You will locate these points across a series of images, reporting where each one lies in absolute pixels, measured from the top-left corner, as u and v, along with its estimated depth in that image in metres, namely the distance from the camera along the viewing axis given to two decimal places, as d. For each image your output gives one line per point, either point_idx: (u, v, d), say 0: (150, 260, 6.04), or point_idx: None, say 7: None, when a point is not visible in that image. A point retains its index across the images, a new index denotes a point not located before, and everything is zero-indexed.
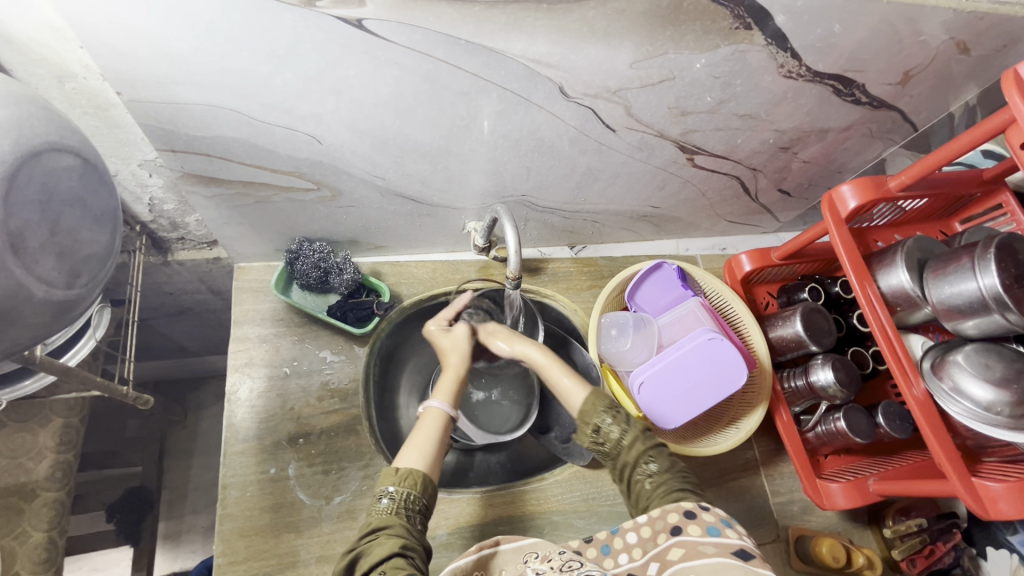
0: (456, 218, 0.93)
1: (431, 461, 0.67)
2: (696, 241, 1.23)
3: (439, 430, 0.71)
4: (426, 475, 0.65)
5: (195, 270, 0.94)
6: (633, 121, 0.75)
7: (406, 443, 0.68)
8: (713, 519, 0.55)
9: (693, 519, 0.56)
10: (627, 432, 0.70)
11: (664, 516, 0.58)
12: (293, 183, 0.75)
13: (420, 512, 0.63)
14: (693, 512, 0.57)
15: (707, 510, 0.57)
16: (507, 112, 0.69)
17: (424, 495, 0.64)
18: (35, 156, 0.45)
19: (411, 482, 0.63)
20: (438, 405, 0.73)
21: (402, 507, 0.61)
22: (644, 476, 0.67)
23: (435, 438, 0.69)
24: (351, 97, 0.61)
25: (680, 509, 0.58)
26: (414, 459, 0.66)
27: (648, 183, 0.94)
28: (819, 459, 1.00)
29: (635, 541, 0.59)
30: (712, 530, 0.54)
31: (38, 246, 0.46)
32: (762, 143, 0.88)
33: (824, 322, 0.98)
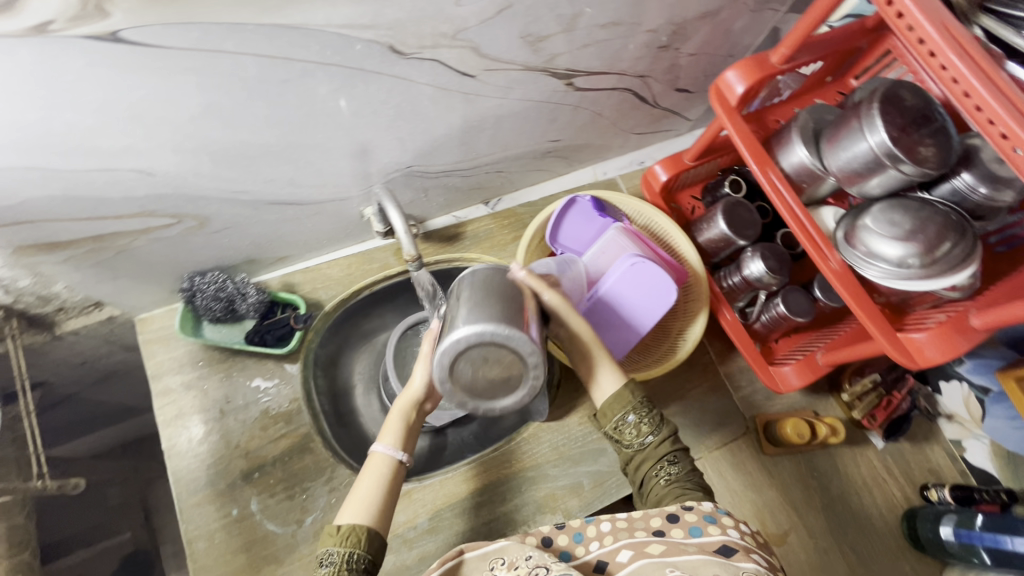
0: (347, 208, 0.87)
1: (377, 513, 0.65)
2: (612, 162, 1.19)
3: (386, 482, 0.68)
4: (370, 529, 0.63)
5: (94, 334, 0.87)
6: (489, 61, 0.69)
7: (349, 494, 0.67)
8: (696, 518, 0.58)
9: (676, 522, 0.58)
10: (654, 436, 0.71)
11: (647, 519, 0.60)
12: (148, 223, 0.68)
13: (365, 570, 0.61)
14: (676, 515, 0.59)
15: (690, 508, 0.59)
16: (346, 87, 0.62)
17: (369, 552, 0.62)
18: None
19: (353, 541, 0.62)
20: (384, 449, 0.70)
21: (343, 568, 0.60)
22: (662, 474, 0.69)
23: (384, 488, 0.67)
24: (156, 118, 0.54)
25: (662, 513, 0.60)
26: (356, 515, 0.64)
27: (538, 120, 0.88)
28: (771, 347, 1.02)
29: (608, 529, 0.60)
30: (694, 531, 0.57)
31: None
32: (639, 48, 0.82)
33: (747, 214, 0.97)
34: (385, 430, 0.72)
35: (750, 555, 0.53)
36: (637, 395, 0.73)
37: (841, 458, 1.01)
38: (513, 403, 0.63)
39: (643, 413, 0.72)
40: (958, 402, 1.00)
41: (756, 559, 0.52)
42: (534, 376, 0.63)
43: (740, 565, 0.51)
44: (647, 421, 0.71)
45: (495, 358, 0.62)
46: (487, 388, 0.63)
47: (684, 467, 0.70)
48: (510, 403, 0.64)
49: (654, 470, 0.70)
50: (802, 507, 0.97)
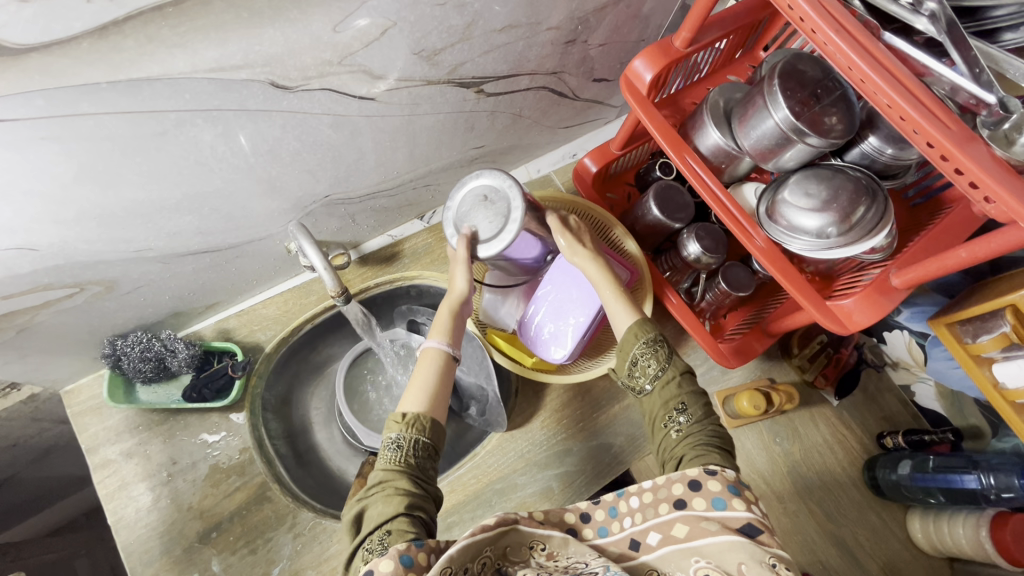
0: (269, 245, 0.83)
1: (433, 402, 0.68)
2: (544, 158, 1.17)
3: (440, 369, 0.71)
4: (431, 417, 0.66)
5: (17, 414, 0.82)
6: (387, 82, 0.66)
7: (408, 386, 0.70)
8: (719, 488, 0.57)
9: (698, 491, 0.58)
10: (660, 376, 0.71)
11: (669, 487, 0.59)
12: (46, 296, 0.64)
13: (428, 458, 0.64)
14: (698, 482, 0.58)
15: (715, 475, 0.58)
16: (235, 129, 0.59)
17: (432, 440, 0.65)
18: None
19: (419, 428, 0.65)
20: (436, 345, 0.74)
21: (408, 455, 0.63)
22: (673, 426, 0.68)
23: (435, 379, 0.70)
24: (21, 192, 0.50)
25: (684, 480, 0.59)
26: (416, 402, 0.67)
27: (455, 130, 0.86)
28: (719, 323, 1.03)
29: (637, 505, 0.60)
30: (717, 503, 0.56)
31: None
32: (545, 46, 0.81)
33: (677, 196, 0.97)
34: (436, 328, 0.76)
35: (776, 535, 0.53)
36: (643, 334, 0.72)
37: (800, 421, 1.04)
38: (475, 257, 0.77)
39: (650, 352, 0.72)
40: (901, 349, 1.03)
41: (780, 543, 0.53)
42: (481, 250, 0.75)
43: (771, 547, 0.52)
44: (655, 363, 0.71)
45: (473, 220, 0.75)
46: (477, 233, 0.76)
47: (697, 414, 0.68)
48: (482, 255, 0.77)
49: (666, 422, 0.69)
50: (769, 474, 1.00)
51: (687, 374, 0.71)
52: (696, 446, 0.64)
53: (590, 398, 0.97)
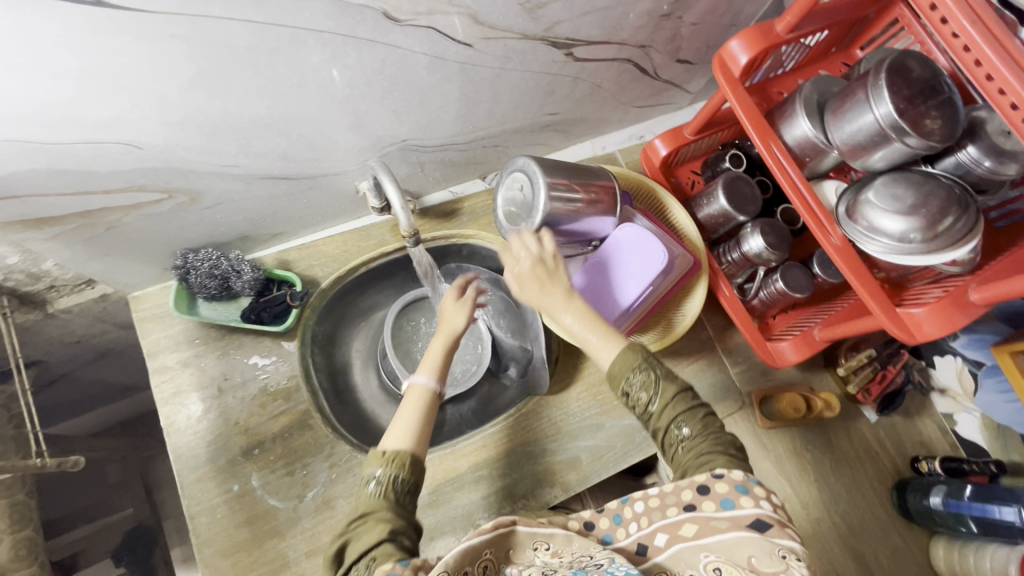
0: (341, 182, 0.84)
1: (419, 438, 0.67)
2: (611, 136, 1.17)
3: (425, 409, 0.70)
4: (412, 453, 0.65)
5: (88, 313, 0.86)
6: (487, 29, 0.66)
7: (392, 424, 0.68)
8: (727, 489, 0.57)
9: (707, 495, 0.57)
10: (656, 398, 0.68)
11: (677, 493, 0.59)
12: (138, 198, 0.66)
13: (410, 493, 0.63)
14: (706, 487, 0.58)
15: (720, 478, 0.58)
16: (339, 56, 0.60)
17: (414, 475, 0.64)
18: None
19: (399, 464, 0.63)
20: (423, 381, 0.73)
21: (390, 490, 0.62)
22: (677, 442, 0.67)
23: (419, 414, 0.69)
24: (141, 88, 0.52)
25: (692, 485, 0.59)
26: (401, 439, 0.66)
27: (535, 92, 0.86)
28: (768, 322, 1.02)
29: (643, 509, 0.61)
30: (724, 504, 0.56)
31: None
32: (641, 16, 0.80)
33: (747, 189, 0.96)
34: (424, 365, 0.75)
35: (786, 531, 0.53)
36: (631, 362, 0.68)
37: (835, 432, 1.03)
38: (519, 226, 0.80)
39: (640, 380, 0.68)
40: (951, 376, 1.01)
41: (791, 532, 0.53)
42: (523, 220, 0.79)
43: (781, 544, 0.51)
44: (644, 391, 0.68)
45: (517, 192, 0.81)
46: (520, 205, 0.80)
47: (695, 425, 0.67)
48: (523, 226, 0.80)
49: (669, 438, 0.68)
50: (796, 479, 0.99)
51: (680, 390, 0.69)
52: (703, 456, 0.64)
53: None
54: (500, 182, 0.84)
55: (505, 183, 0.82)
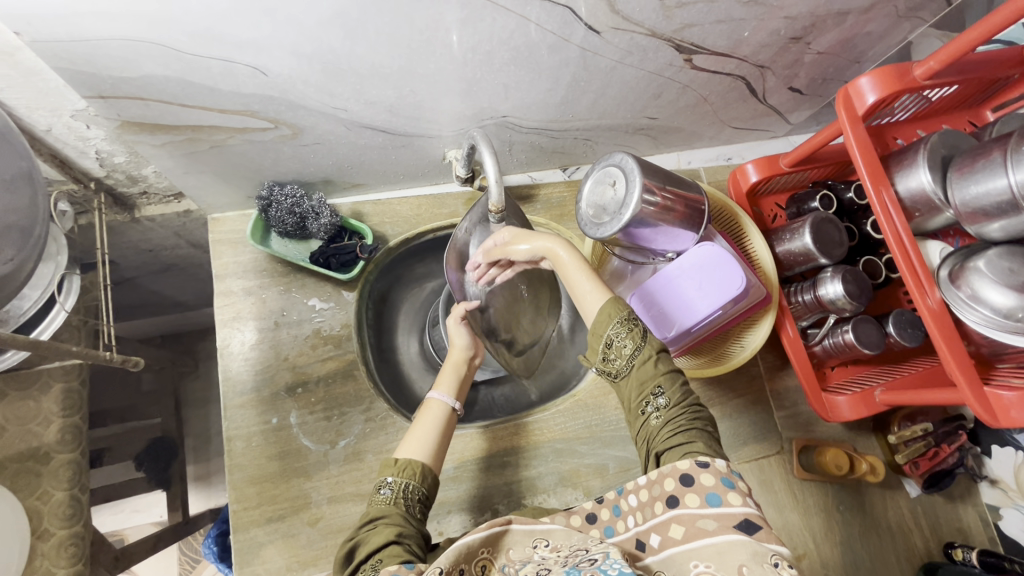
0: (433, 146, 0.84)
1: (432, 451, 0.68)
2: (698, 153, 1.14)
3: (441, 426, 0.70)
4: (425, 465, 0.66)
5: (168, 225, 0.89)
6: (620, 19, 0.65)
7: (407, 435, 0.70)
8: (713, 482, 0.51)
9: (691, 488, 0.51)
10: (638, 357, 0.60)
11: (661, 484, 0.54)
12: (246, 123, 0.67)
13: (419, 502, 0.64)
14: (690, 477, 0.52)
15: (706, 468, 0.51)
16: (473, 19, 0.60)
17: (423, 487, 0.65)
18: None
19: (408, 474, 0.64)
20: (441, 398, 0.72)
21: (401, 497, 0.62)
22: (652, 411, 0.60)
23: (436, 431, 0.69)
24: (286, 14, 0.52)
25: (675, 475, 0.53)
26: (414, 450, 0.67)
27: (642, 92, 0.84)
28: (825, 372, 0.98)
29: (636, 504, 0.56)
30: (711, 499, 0.50)
31: None
32: (771, 35, 0.77)
33: (835, 233, 0.92)
34: (441, 380, 0.75)
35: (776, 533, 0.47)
36: (615, 314, 0.60)
37: (871, 498, 0.99)
38: (604, 222, 0.78)
39: (624, 332, 0.60)
40: (1007, 468, 0.97)
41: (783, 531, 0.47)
42: (609, 221, 0.77)
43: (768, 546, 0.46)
44: (629, 340, 0.60)
45: (605, 188, 0.79)
46: (605, 201, 0.79)
47: (675, 395, 0.60)
48: (608, 225, 0.78)
49: (642, 407, 0.60)
50: (820, 536, 0.95)
51: (663, 352, 0.62)
52: (680, 433, 0.58)
53: None
54: (590, 173, 0.82)
55: (596, 175, 0.81)
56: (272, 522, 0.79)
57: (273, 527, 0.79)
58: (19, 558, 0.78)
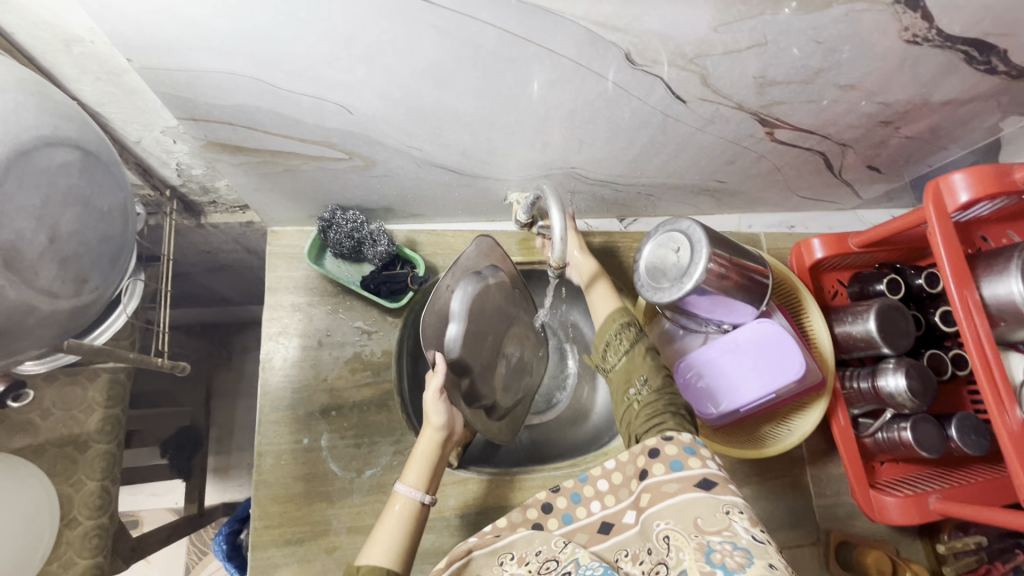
0: (497, 188, 0.84)
1: (399, 555, 0.61)
2: (761, 216, 1.11)
3: (408, 525, 0.64)
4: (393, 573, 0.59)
5: (230, 232, 0.91)
6: (709, 92, 0.63)
7: (370, 537, 0.63)
8: (676, 451, 0.56)
9: (658, 458, 0.57)
10: (629, 353, 0.72)
11: (634, 460, 0.59)
12: (323, 153, 0.68)
13: None
14: (657, 449, 0.57)
15: (669, 440, 0.58)
16: (562, 81, 0.59)
17: None
18: (25, 153, 0.39)
19: None
20: (408, 491, 0.66)
21: None
22: (636, 396, 0.69)
23: (404, 531, 0.63)
24: (383, 63, 0.52)
25: (645, 450, 0.58)
26: (377, 556, 0.60)
27: (716, 158, 0.82)
28: (873, 466, 0.92)
29: (607, 488, 0.59)
30: (673, 465, 0.55)
31: (37, 255, 0.40)
32: (861, 117, 0.74)
33: (903, 322, 0.87)
34: (407, 471, 0.68)
35: (729, 488, 0.52)
36: (620, 318, 0.76)
37: None
38: (665, 286, 0.76)
39: (623, 333, 0.74)
40: None
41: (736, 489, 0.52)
42: (670, 286, 0.75)
43: (723, 499, 0.51)
44: (627, 339, 0.74)
45: (668, 251, 0.77)
46: (665, 266, 0.77)
47: (655, 383, 0.69)
48: (669, 290, 0.75)
49: (629, 394, 0.70)
50: None
51: (653, 351, 0.73)
52: (654, 415, 0.65)
53: None
54: (653, 233, 0.80)
55: (658, 238, 0.79)
56: (290, 544, 0.79)
57: (290, 550, 0.79)
58: (46, 543, 0.79)
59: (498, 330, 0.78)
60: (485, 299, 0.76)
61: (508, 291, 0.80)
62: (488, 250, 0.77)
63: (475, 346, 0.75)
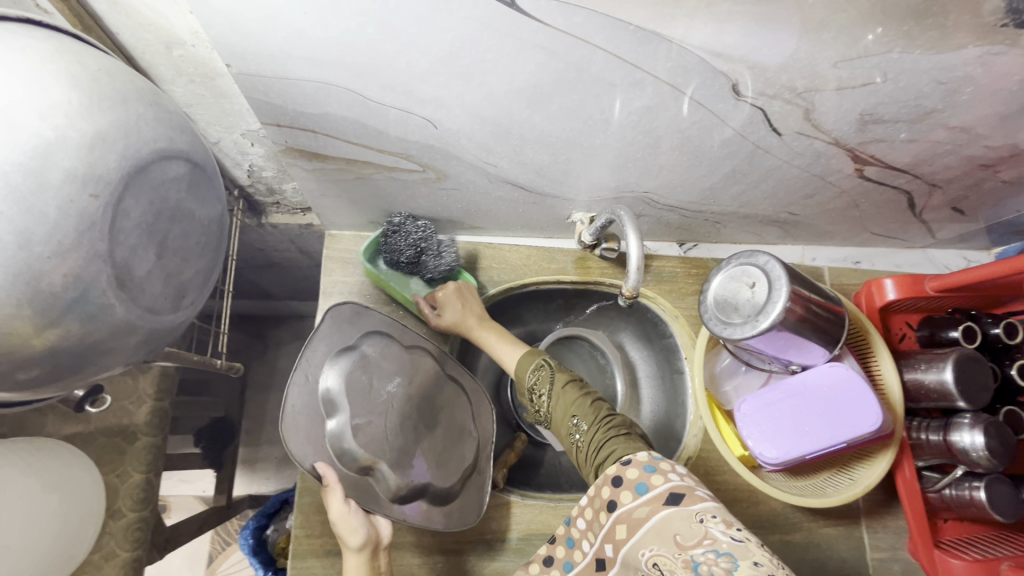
0: (563, 207, 0.82)
1: None
2: (825, 250, 1.06)
3: None
4: None
5: (288, 233, 0.90)
6: (809, 126, 0.60)
7: None
8: (637, 474, 0.57)
9: (622, 487, 0.57)
10: (552, 397, 0.72)
11: (600, 494, 0.60)
12: (398, 164, 0.67)
13: None
14: (619, 478, 0.58)
15: (628, 465, 0.58)
16: (658, 107, 0.56)
17: None
18: (144, 169, 0.40)
19: None
20: None
21: None
22: (578, 435, 0.68)
23: None
24: (481, 82, 0.51)
25: (607, 481, 0.59)
26: None
27: (796, 190, 0.78)
28: (936, 522, 0.88)
29: (586, 526, 0.62)
30: (638, 488, 0.56)
31: (146, 272, 0.41)
32: (961, 159, 0.70)
33: (983, 375, 0.82)
34: None
35: (695, 494, 0.53)
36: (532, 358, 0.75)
37: None
38: (733, 324, 0.73)
39: (540, 376, 0.74)
40: None
41: (703, 494, 0.53)
42: (738, 324, 0.72)
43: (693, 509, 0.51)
44: (540, 382, 0.73)
45: (736, 288, 0.74)
46: (732, 305, 0.74)
47: (589, 417, 0.67)
48: (736, 331, 0.72)
49: (570, 435, 0.69)
50: None
51: (575, 382, 0.72)
52: (603, 449, 0.64)
53: (756, 512, 0.90)
54: (722, 264, 0.77)
55: (730, 270, 0.75)
56: (330, 556, 0.78)
57: (330, 562, 0.78)
58: (91, 533, 0.79)
59: (403, 399, 0.70)
60: (370, 374, 0.68)
61: (399, 345, 0.74)
62: (351, 318, 0.69)
63: (380, 434, 0.66)
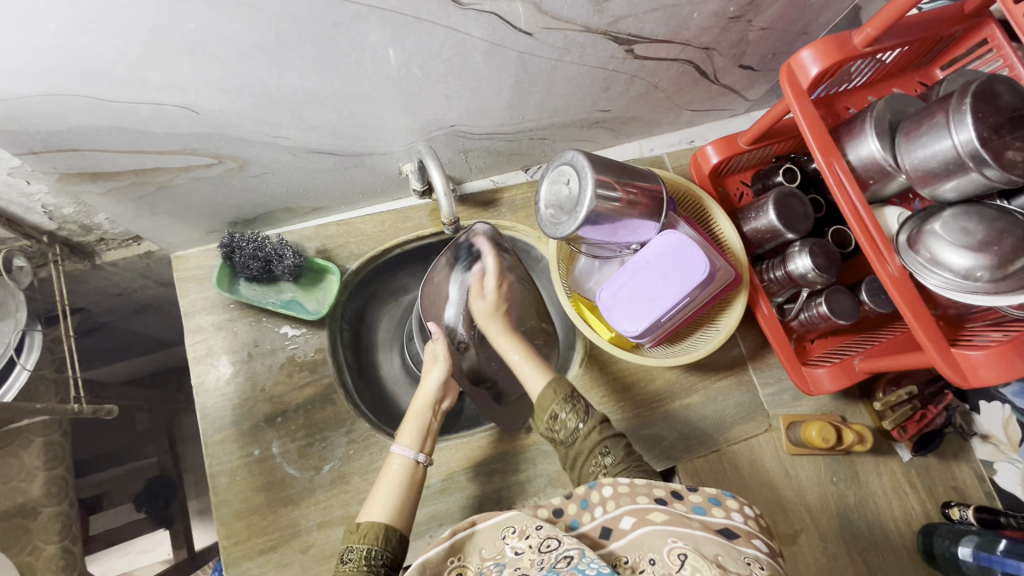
0: (386, 162, 0.84)
1: (394, 510, 0.71)
2: (661, 138, 1.13)
3: (405, 481, 0.75)
4: (398, 530, 0.70)
5: (132, 267, 0.89)
6: (550, 19, 0.64)
7: (371, 498, 0.74)
8: (701, 499, 0.57)
9: (680, 500, 0.58)
10: (585, 422, 0.75)
11: (650, 488, 0.59)
12: (189, 161, 0.67)
13: (384, 566, 0.67)
14: (679, 493, 0.58)
15: (694, 491, 0.59)
16: (399, 35, 0.59)
17: (386, 549, 0.68)
18: None
19: (373, 539, 0.68)
20: (404, 452, 0.77)
21: (364, 564, 0.66)
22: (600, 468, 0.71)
23: (401, 488, 0.74)
24: (206, 54, 0.52)
25: (667, 488, 0.59)
26: (378, 513, 0.71)
27: (590, 86, 0.83)
28: (805, 346, 0.99)
29: (610, 495, 0.60)
30: (696, 510, 0.56)
31: None
32: (709, 16, 0.76)
33: (800, 206, 0.91)
34: (403, 432, 0.79)
35: (751, 542, 0.52)
36: (561, 392, 0.77)
37: (864, 468, 0.97)
38: (564, 218, 0.77)
39: (568, 407, 0.76)
40: (996, 423, 0.94)
41: (758, 545, 0.52)
42: (568, 219, 0.77)
43: (743, 550, 0.50)
44: (573, 415, 0.75)
45: (559, 187, 0.78)
46: (561, 202, 0.78)
47: (618, 453, 0.72)
48: (569, 222, 0.77)
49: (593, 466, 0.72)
50: (819, 510, 0.93)
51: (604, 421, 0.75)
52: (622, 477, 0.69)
53: (654, 387, 0.99)
54: (545, 173, 0.82)
55: (551, 175, 0.80)
56: (263, 553, 0.80)
57: (265, 558, 0.80)
58: None
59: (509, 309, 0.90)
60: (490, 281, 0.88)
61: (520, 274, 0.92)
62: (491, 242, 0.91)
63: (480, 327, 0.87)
